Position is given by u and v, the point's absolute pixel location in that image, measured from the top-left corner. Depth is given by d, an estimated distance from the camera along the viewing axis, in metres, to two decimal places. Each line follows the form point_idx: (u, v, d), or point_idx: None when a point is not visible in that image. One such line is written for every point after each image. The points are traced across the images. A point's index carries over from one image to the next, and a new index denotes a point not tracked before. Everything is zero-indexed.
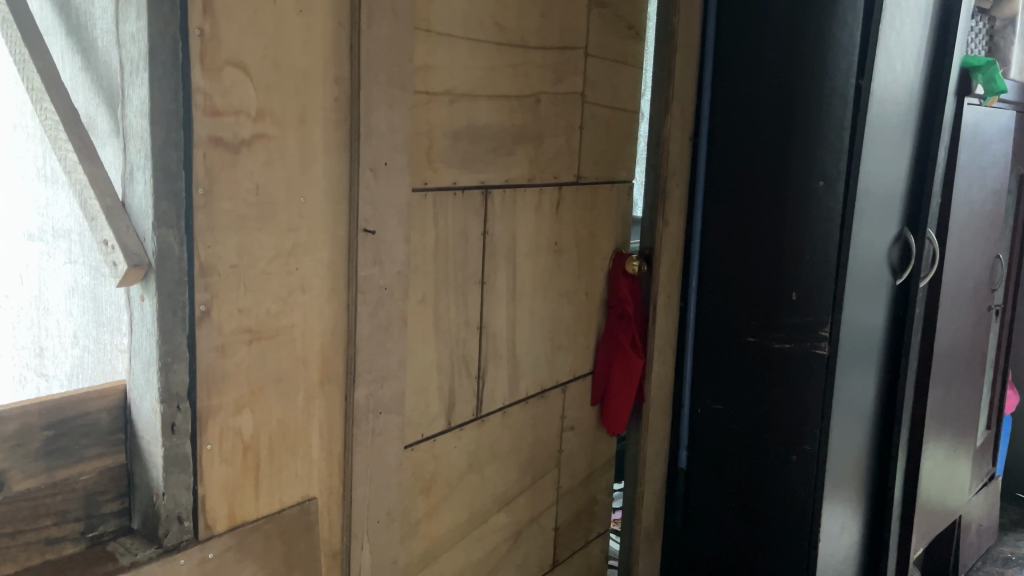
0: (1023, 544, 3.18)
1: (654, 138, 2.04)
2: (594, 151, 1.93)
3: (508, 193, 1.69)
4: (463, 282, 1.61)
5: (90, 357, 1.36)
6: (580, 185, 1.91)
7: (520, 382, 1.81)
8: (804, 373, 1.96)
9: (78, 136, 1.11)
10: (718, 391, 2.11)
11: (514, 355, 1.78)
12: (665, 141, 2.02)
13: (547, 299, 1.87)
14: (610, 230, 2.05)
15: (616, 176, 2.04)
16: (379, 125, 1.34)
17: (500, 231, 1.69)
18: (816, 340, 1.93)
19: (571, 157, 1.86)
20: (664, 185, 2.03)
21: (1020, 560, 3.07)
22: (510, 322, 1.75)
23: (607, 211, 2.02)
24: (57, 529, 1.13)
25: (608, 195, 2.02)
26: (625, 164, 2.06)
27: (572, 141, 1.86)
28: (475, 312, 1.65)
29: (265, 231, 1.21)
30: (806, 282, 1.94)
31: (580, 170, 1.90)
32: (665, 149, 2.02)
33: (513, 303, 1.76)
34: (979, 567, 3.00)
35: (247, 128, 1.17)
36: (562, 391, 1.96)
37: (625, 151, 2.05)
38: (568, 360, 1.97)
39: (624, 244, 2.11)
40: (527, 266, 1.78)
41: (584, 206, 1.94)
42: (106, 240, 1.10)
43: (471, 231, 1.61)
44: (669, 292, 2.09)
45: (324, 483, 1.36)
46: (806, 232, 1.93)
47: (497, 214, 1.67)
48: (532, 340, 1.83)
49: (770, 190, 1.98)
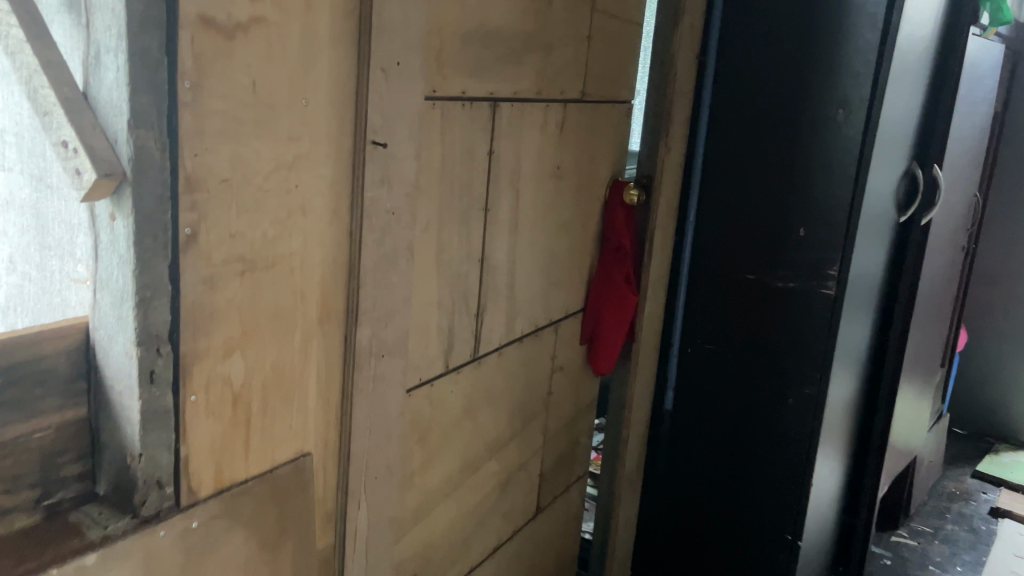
0: (964, 479, 3.28)
1: (660, 56, 1.87)
2: (599, 67, 1.75)
3: (517, 107, 1.50)
4: (468, 207, 1.42)
5: (31, 287, 1.09)
6: (584, 104, 1.72)
7: (516, 320, 1.65)
8: (807, 314, 1.87)
9: (23, 6, 0.86)
10: (711, 329, 2.00)
11: (512, 291, 1.62)
12: (673, 59, 1.85)
13: (546, 229, 1.69)
14: (609, 156, 1.88)
15: (618, 96, 1.86)
16: (392, 17, 1.12)
17: (507, 151, 1.50)
18: (823, 280, 1.83)
19: (578, 71, 1.67)
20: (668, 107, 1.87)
21: (963, 495, 3.17)
22: (510, 253, 1.58)
23: (608, 135, 1.85)
24: (7, 498, 0.92)
25: (609, 116, 1.84)
26: (627, 83, 1.88)
27: (580, 54, 1.66)
28: (477, 243, 1.47)
29: (264, 139, 1.00)
30: (817, 218, 1.82)
31: (584, 86, 1.71)
32: (671, 68, 1.85)
33: (515, 233, 1.58)
34: (927, 502, 3.08)
35: (243, 8, 0.93)
36: (555, 329, 1.81)
37: (628, 68, 1.87)
38: (563, 296, 1.82)
39: (619, 172, 1.96)
40: (530, 192, 1.60)
41: (586, 126, 1.76)
42: (66, 142, 0.87)
43: (478, 150, 1.41)
44: (666, 225, 1.96)
45: (319, 436, 1.18)
46: (821, 164, 1.81)
47: (505, 131, 1.48)
48: (530, 274, 1.67)
49: (782, 118, 1.84)
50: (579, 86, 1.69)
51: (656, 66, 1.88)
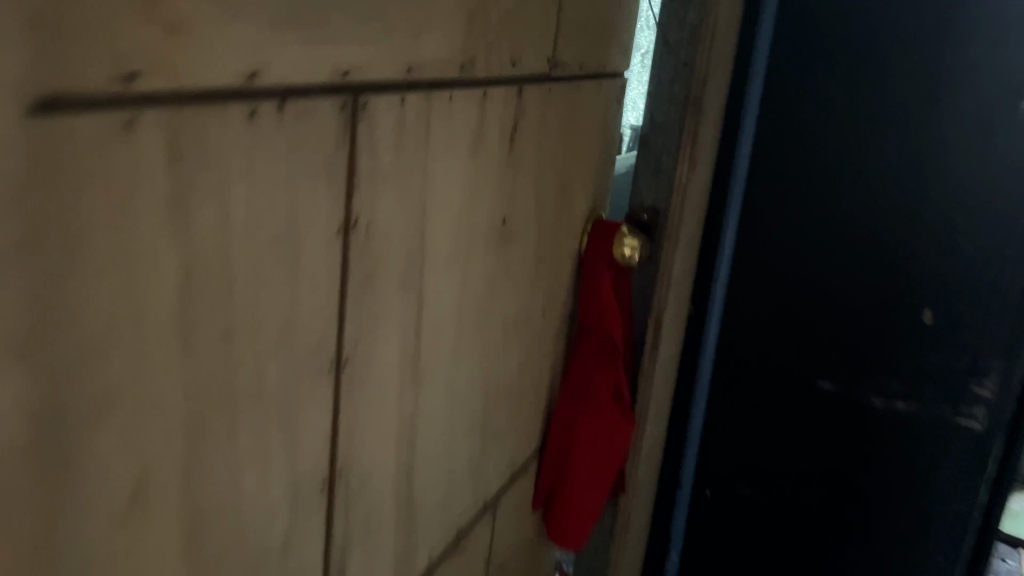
0: None
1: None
2: (580, 9, 0.87)
3: (415, 109, 0.60)
4: (288, 383, 0.53)
5: None
6: (553, 87, 0.85)
7: (419, 551, 0.78)
8: (928, 456, 1.08)
9: None
10: (750, 469, 1.19)
11: (410, 501, 0.74)
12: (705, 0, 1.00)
13: (480, 348, 0.82)
14: (587, 177, 1.02)
15: (606, 65, 0.99)
16: None
17: (395, 215, 0.61)
18: (965, 400, 1.05)
19: (546, 17, 0.79)
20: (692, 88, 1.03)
21: None
22: (404, 432, 0.70)
23: (587, 140, 0.99)
24: None
25: (593, 105, 0.98)
26: (621, 41, 1.02)
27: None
28: (318, 453, 0.58)
29: None
30: (961, 294, 1.03)
31: (556, 50, 0.83)
32: (701, 15, 1.01)
33: (415, 386, 0.71)
34: None
35: None
36: (494, 513, 0.96)
37: (623, 14, 1.00)
38: (508, 450, 0.96)
39: (600, 201, 1.11)
40: (447, 289, 0.72)
41: (555, 128, 0.88)
42: None
43: (311, 234, 0.52)
44: (678, 296, 1.13)
45: None
46: (975, 201, 1.01)
47: (388, 170, 0.59)
48: (446, 449, 0.79)
49: (906, 112, 1.02)
50: (547, 48, 0.81)
51: (670, 12, 1.03)
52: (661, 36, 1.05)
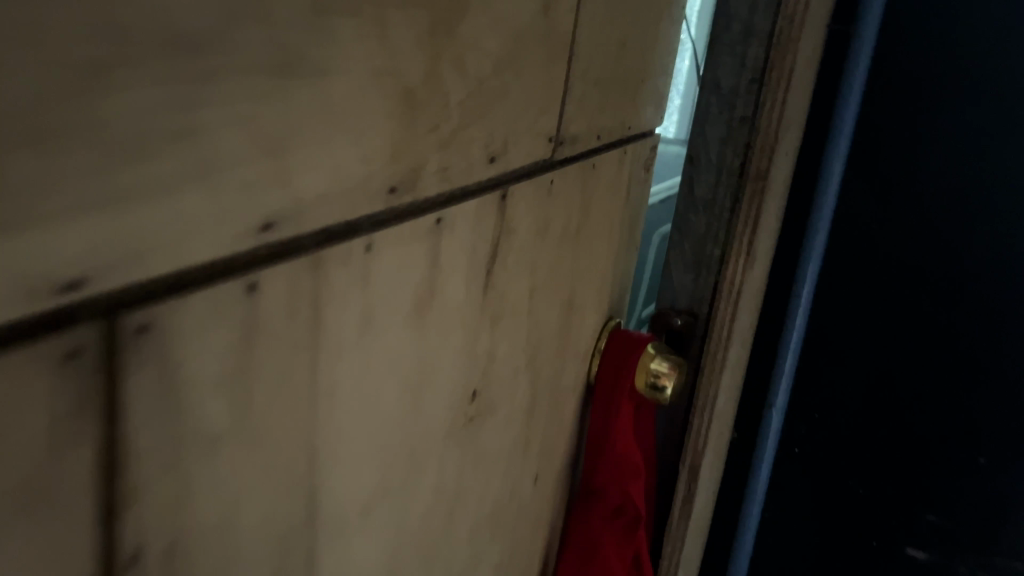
0: None
1: (738, 23, 0.73)
2: (600, 55, 0.57)
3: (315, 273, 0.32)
4: None
5: None
6: (558, 176, 0.56)
7: None
8: None
9: None
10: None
11: None
12: (775, 36, 0.71)
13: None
14: (603, 279, 0.73)
15: (633, 128, 0.70)
16: None
17: (252, 489, 0.32)
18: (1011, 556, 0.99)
19: (547, 76, 0.49)
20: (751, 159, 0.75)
21: None
22: None
23: (606, 233, 0.70)
24: None
25: (614, 185, 0.69)
26: (652, 91, 0.73)
27: (557, 16, 0.48)
28: None
29: None
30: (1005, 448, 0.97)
31: (562, 123, 0.54)
32: (770, 56, 0.72)
33: None
34: None
35: None
36: None
37: (656, 53, 0.71)
38: None
39: (621, 302, 0.82)
40: (379, 540, 0.43)
41: (561, 235, 0.59)
42: None
43: None
44: (721, 429, 0.84)
45: None
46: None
47: (229, 432, 0.30)
48: None
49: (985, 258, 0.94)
50: (549, 122, 0.52)
51: (723, 49, 0.74)
52: (705, 81, 0.76)
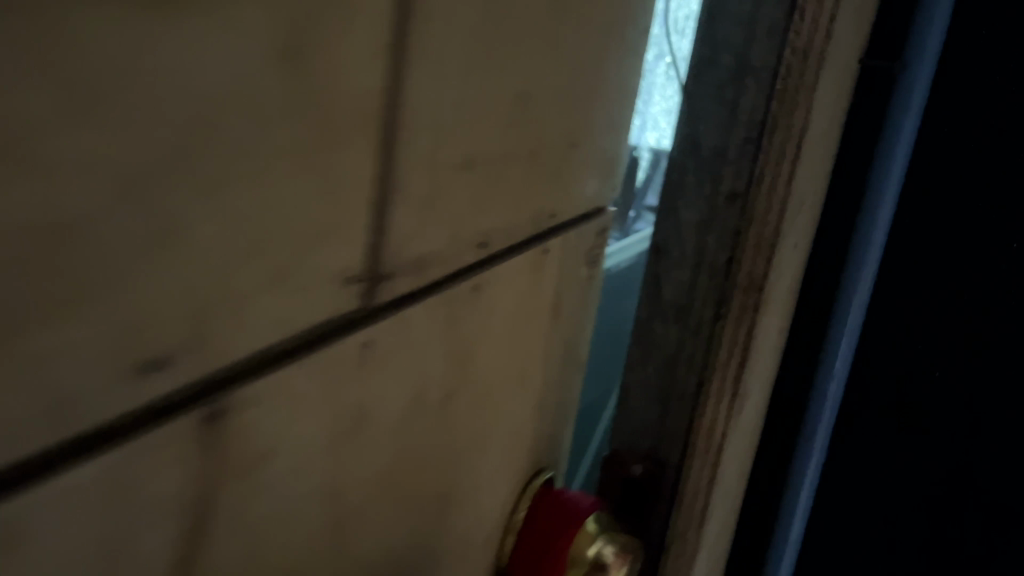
0: None
1: (727, 55, 0.48)
2: (467, 121, 0.34)
3: None
4: None
5: None
6: (384, 330, 0.32)
7: None
8: None
9: None
10: None
11: None
12: (782, 77, 0.46)
13: None
14: (515, 431, 0.50)
15: (557, 216, 0.47)
16: None
17: None
18: None
19: (315, 179, 0.26)
20: (745, 259, 0.50)
21: None
22: None
23: (514, 370, 0.47)
24: None
25: (524, 303, 0.46)
26: (592, 157, 0.49)
27: (326, 68, 0.25)
28: None
29: None
30: None
31: (379, 247, 0.30)
32: (774, 107, 0.47)
33: None
34: None
35: None
36: None
37: (595, 103, 0.47)
38: None
39: (556, 441, 0.58)
40: None
41: (403, 414, 0.36)
42: None
43: None
44: None
45: None
46: None
47: None
48: None
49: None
50: (341, 252, 0.28)
51: (704, 93, 0.49)
52: (680, 137, 0.51)
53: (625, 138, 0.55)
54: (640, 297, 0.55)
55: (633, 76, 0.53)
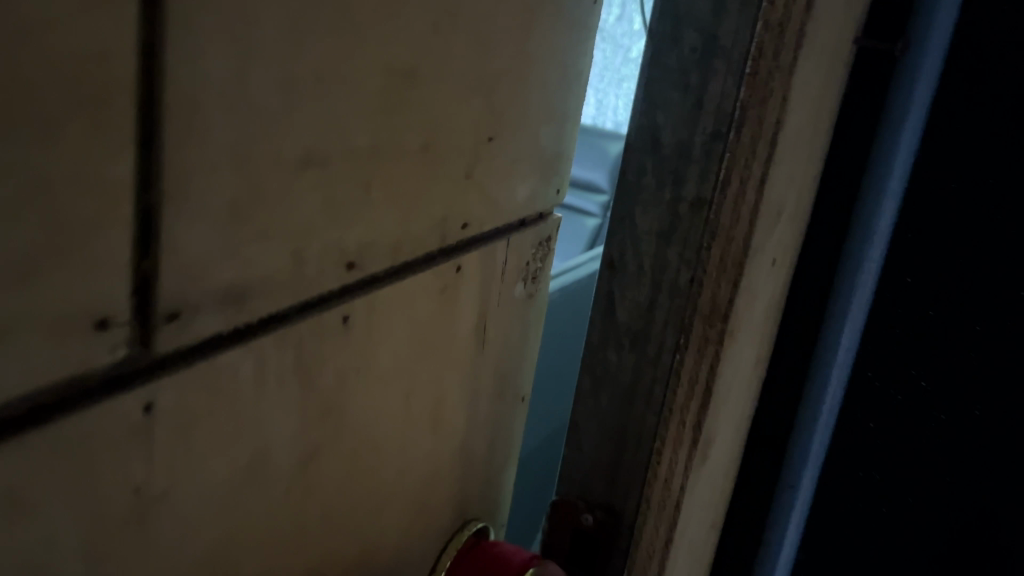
0: None
1: (692, 33, 0.38)
2: (303, 110, 0.26)
3: None
4: None
5: None
6: (190, 386, 0.25)
7: None
8: None
9: None
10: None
11: None
12: (754, 60, 0.36)
13: None
14: (435, 479, 0.43)
15: (474, 227, 0.40)
16: None
17: None
18: None
19: (18, 197, 0.18)
20: (707, 283, 0.40)
21: None
22: None
23: (428, 410, 0.40)
24: None
25: (433, 331, 0.38)
26: (523, 158, 0.42)
27: (26, 36, 0.17)
28: None
29: None
30: None
31: (161, 282, 0.22)
32: (744, 97, 0.37)
33: None
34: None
35: None
36: None
37: (522, 92, 0.40)
38: None
39: (494, 480, 0.51)
40: None
41: (244, 484, 0.28)
42: None
43: None
44: None
45: None
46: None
47: None
48: None
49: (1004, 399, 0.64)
50: (91, 292, 0.21)
51: (666, 78, 0.40)
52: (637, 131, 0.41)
53: (572, 133, 0.47)
54: (591, 319, 0.45)
55: (580, 62, 0.45)
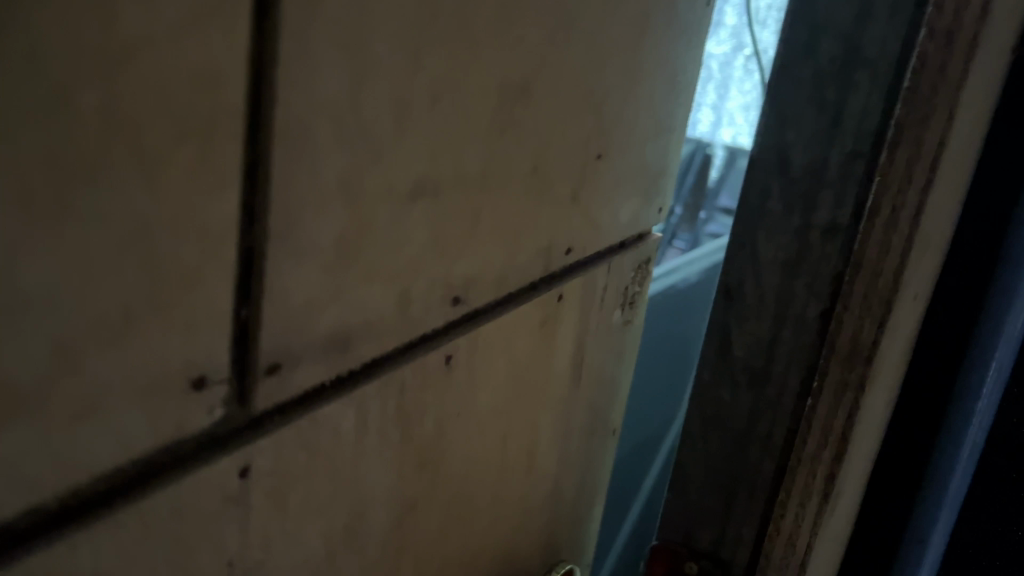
0: None
1: (832, 39, 0.33)
2: (419, 131, 0.23)
3: None
4: None
5: None
6: (288, 442, 0.22)
7: None
8: None
9: None
10: None
11: None
12: (913, 72, 0.30)
13: None
14: (525, 520, 0.40)
15: (576, 252, 0.36)
16: None
17: None
18: None
19: (110, 240, 0.16)
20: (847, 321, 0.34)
21: None
22: None
23: (519, 451, 0.36)
24: None
25: (534, 367, 0.35)
26: (626, 176, 0.38)
27: (117, 57, 0.15)
28: None
29: None
30: None
31: (262, 328, 0.20)
32: (898, 115, 0.31)
33: None
34: None
35: None
36: None
37: (631, 105, 0.36)
38: None
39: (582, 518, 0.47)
40: None
41: (336, 550, 0.26)
42: None
43: None
44: None
45: None
46: None
47: None
48: None
49: None
50: (189, 344, 0.18)
51: (796, 93, 0.34)
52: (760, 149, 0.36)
53: (680, 147, 0.43)
54: (701, 355, 0.39)
55: (688, 69, 0.41)
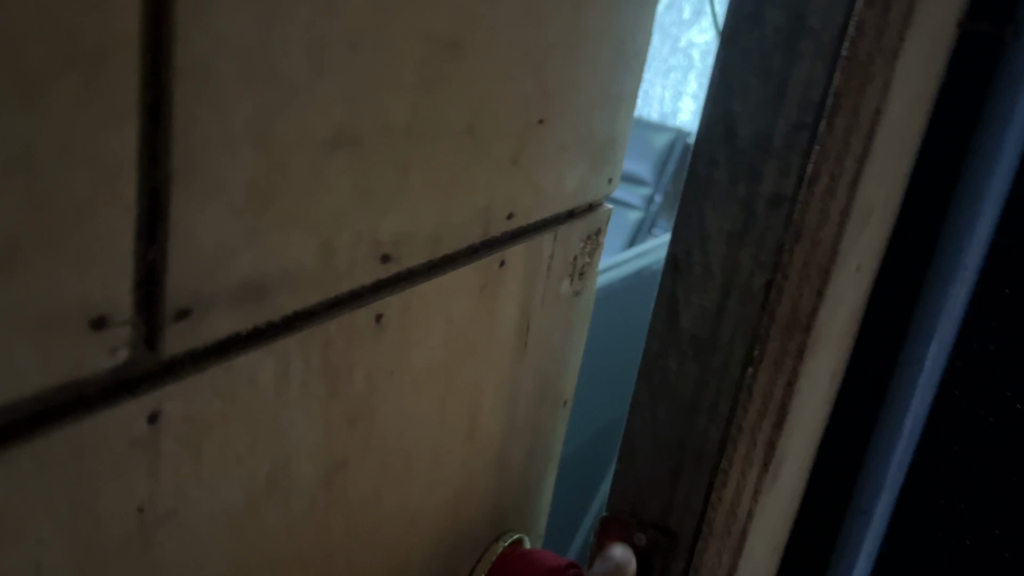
0: None
1: (777, 10, 0.35)
2: (322, 91, 0.27)
3: None
4: None
5: None
6: (200, 387, 0.26)
7: None
8: None
9: None
10: None
11: None
12: (851, 40, 0.32)
13: None
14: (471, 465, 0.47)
15: (515, 220, 0.43)
16: None
17: None
18: None
19: (5, 163, 0.18)
20: (789, 288, 0.36)
21: None
22: None
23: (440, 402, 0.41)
24: None
25: (468, 325, 0.42)
26: (570, 155, 0.46)
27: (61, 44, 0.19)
28: None
29: None
30: None
31: (167, 269, 0.23)
32: (838, 83, 0.33)
33: None
34: None
35: None
36: None
37: (569, 76, 0.43)
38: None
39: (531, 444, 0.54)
40: None
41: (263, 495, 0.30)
42: None
43: None
44: None
45: None
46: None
47: None
48: None
49: None
50: (85, 284, 0.21)
51: (743, 66, 0.36)
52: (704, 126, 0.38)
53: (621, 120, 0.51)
54: (651, 322, 0.41)
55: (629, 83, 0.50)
